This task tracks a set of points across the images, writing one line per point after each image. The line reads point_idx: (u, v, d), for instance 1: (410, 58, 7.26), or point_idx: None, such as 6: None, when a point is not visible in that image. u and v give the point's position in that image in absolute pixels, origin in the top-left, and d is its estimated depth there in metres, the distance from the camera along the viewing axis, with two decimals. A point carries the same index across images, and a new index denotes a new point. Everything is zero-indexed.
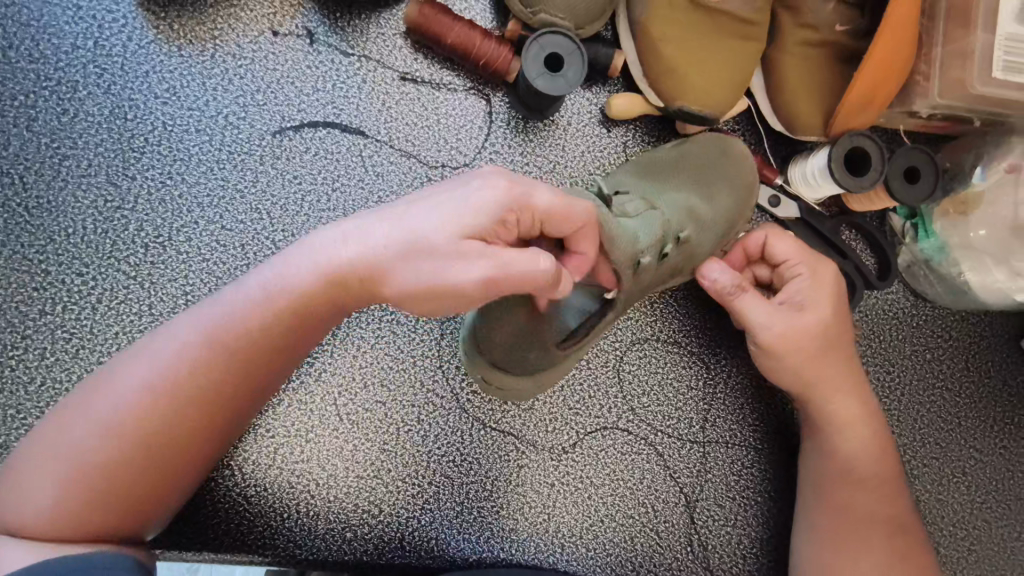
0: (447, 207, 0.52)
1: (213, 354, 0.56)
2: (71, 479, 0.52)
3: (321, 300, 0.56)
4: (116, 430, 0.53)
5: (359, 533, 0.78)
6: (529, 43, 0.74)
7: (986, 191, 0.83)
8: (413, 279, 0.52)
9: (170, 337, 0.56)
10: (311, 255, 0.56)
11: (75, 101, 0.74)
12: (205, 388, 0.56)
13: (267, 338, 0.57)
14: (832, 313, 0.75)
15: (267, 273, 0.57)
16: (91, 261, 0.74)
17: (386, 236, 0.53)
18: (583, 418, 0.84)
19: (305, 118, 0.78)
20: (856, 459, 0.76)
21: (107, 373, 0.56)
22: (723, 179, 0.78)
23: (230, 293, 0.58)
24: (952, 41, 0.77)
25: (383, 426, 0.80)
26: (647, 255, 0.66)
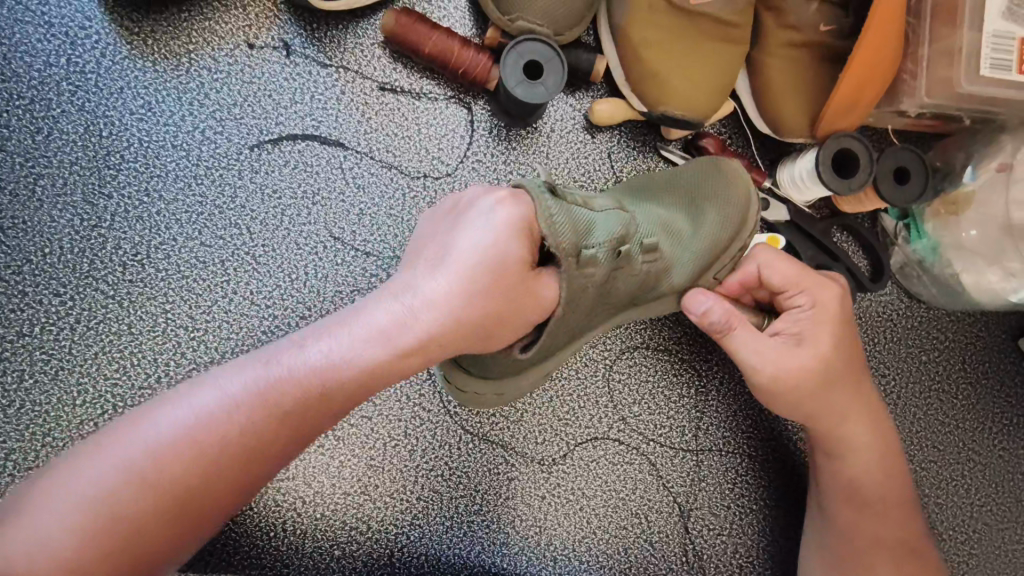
0: (480, 237, 0.54)
1: (266, 401, 0.50)
2: (87, 525, 0.44)
3: (386, 366, 0.52)
4: (148, 482, 0.46)
5: (347, 550, 0.76)
6: (506, 51, 0.72)
7: (978, 190, 0.81)
8: (470, 312, 0.53)
9: (216, 388, 0.50)
10: (373, 305, 0.52)
11: (49, 119, 0.73)
12: (251, 450, 0.49)
13: (325, 402, 0.51)
14: (839, 341, 0.72)
15: (325, 328, 0.53)
16: (68, 281, 0.73)
17: (449, 275, 0.54)
18: (573, 429, 0.82)
19: (283, 131, 0.77)
20: (865, 486, 0.75)
21: (133, 416, 0.49)
22: (710, 198, 0.72)
23: (282, 347, 0.52)
24: (939, 39, 0.76)
25: (370, 441, 0.78)
26: (602, 250, 0.58)
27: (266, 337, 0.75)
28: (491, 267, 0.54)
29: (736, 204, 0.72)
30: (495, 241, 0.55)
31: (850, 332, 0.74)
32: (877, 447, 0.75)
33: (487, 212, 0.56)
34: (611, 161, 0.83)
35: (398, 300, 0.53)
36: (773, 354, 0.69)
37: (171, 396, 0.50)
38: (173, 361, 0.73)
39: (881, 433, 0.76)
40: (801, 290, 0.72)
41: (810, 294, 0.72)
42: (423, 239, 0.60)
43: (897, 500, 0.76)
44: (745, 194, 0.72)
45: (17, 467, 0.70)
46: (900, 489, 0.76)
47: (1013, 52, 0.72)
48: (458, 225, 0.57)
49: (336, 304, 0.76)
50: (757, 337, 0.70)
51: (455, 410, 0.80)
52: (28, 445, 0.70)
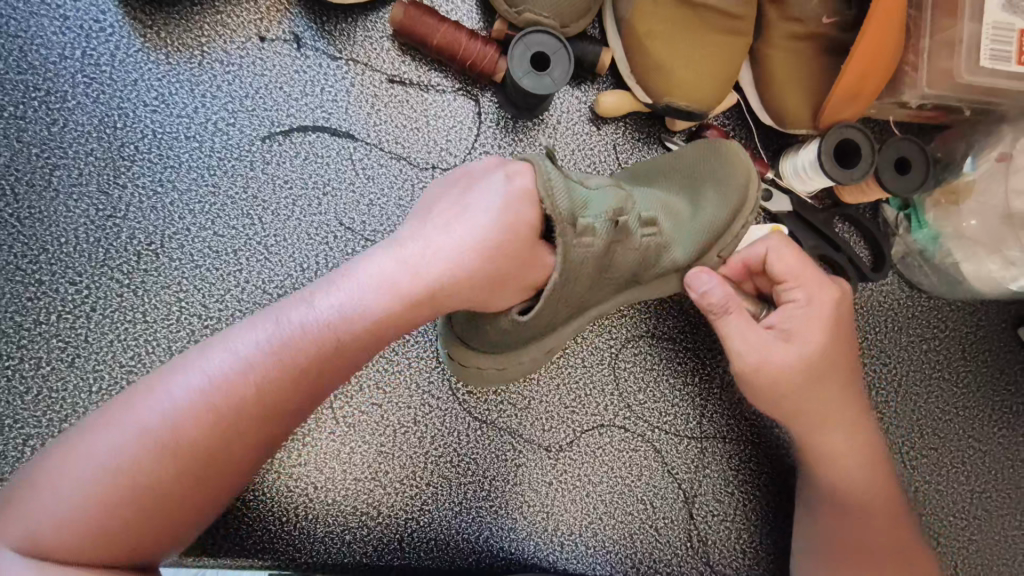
0: (484, 207, 0.56)
1: (276, 360, 0.51)
2: (112, 489, 0.46)
3: (394, 317, 0.54)
4: (167, 442, 0.48)
5: (358, 535, 0.78)
6: (514, 43, 0.74)
7: (978, 180, 0.82)
8: (475, 269, 0.55)
9: (226, 348, 0.51)
10: (381, 272, 0.54)
11: (64, 111, 0.75)
12: (268, 404, 0.51)
13: (337, 355, 0.53)
14: (829, 344, 0.71)
15: (330, 284, 0.55)
16: (84, 270, 0.74)
17: (456, 237, 0.56)
18: (579, 416, 0.83)
19: (294, 122, 0.79)
20: (852, 488, 0.76)
21: (146, 382, 0.51)
22: (710, 180, 0.74)
23: (288, 305, 0.54)
24: (940, 31, 0.77)
25: (380, 428, 0.80)
26: (600, 223, 0.58)
27: None
28: (500, 228, 0.55)
29: (739, 183, 0.72)
30: (500, 205, 0.56)
31: (842, 332, 0.73)
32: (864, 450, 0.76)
33: (496, 186, 0.57)
34: (617, 152, 0.84)
35: (402, 257, 0.55)
36: (756, 355, 0.70)
37: (184, 359, 0.52)
38: (186, 349, 0.75)
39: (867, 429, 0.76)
40: (798, 285, 0.72)
41: (805, 291, 0.71)
42: (427, 202, 0.61)
43: (886, 505, 0.76)
44: (748, 173, 0.72)
45: (35, 452, 0.71)
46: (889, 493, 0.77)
47: (1013, 43, 0.73)
48: (465, 189, 0.59)
49: None
50: (750, 325, 0.70)
51: (463, 398, 0.81)
52: (45, 431, 0.71)
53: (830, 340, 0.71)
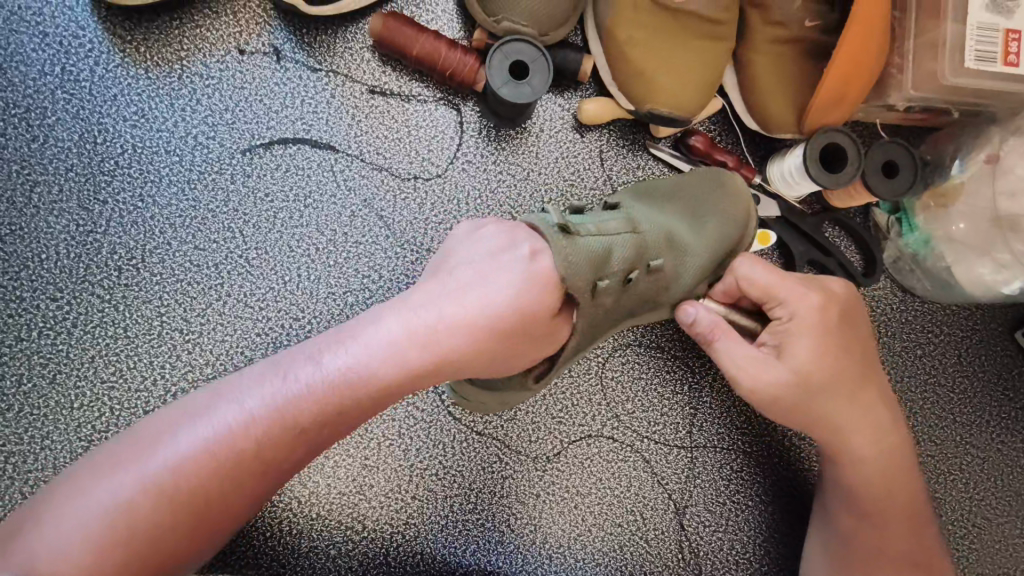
0: (505, 282, 0.55)
1: (282, 421, 0.49)
2: (102, 538, 0.44)
3: (399, 383, 0.52)
4: (165, 493, 0.46)
5: (343, 550, 0.77)
6: (491, 52, 0.73)
7: (967, 182, 0.81)
8: (485, 336, 0.54)
9: (233, 399, 0.50)
10: (397, 338, 0.52)
11: (44, 127, 0.75)
12: (268, 459, 0.50)
13: (340, 414, 0.51)
14: (827, 354, 0.68)
15: (341, 339, 0.53)
16: (65, 286, 0.74)
17: (472, 303, 0.55)
18: (567, 427, 0.83)
19: (275, 135, 0.78)
20: (865, 498, 0.74)
21: (151, 428, 0.49)
22: (713, 214, 0.72)
23: (296, 356, 0.52)
24: (924, 32, 0.76)
25: (364, 442, 0.79)
26: (610, 280, 0.59)
27: (260, 339, 0.76)
28: (517, 306, 0.55)
29: (737, 222, 0.72)
30: (521, 287, 0.55)
31: (840, 337, 0.69)
32: (880, 460, 0.73)
33: (520, 262, 0.57)
34: (601, 160, 0.83)
35: (418, 318, 0.53)
36: (750, 380, 0.68)
37: (190, 406, 0.50)
38: (168, 364, 0.74)
39: (876, 431, 0.72)
40: (781, 300, 0.68)
41: (788, 306, 0.68)
42: (444, 256, 0.61)
43: (906, 511, 0.74)
44: (749, 214, 0.73)
45: (16, 469, 0.71)
46: (908, 499, 0.74)
47: (998, 44, 0.73)
48: (487, 257, 0.58)
49: (329, 305, 0.77)
50: (737, 349, 0.68)
51: (448, 410, 0.81)
52: (26, 448, 0.71)
53: (826, 351, 0.68)
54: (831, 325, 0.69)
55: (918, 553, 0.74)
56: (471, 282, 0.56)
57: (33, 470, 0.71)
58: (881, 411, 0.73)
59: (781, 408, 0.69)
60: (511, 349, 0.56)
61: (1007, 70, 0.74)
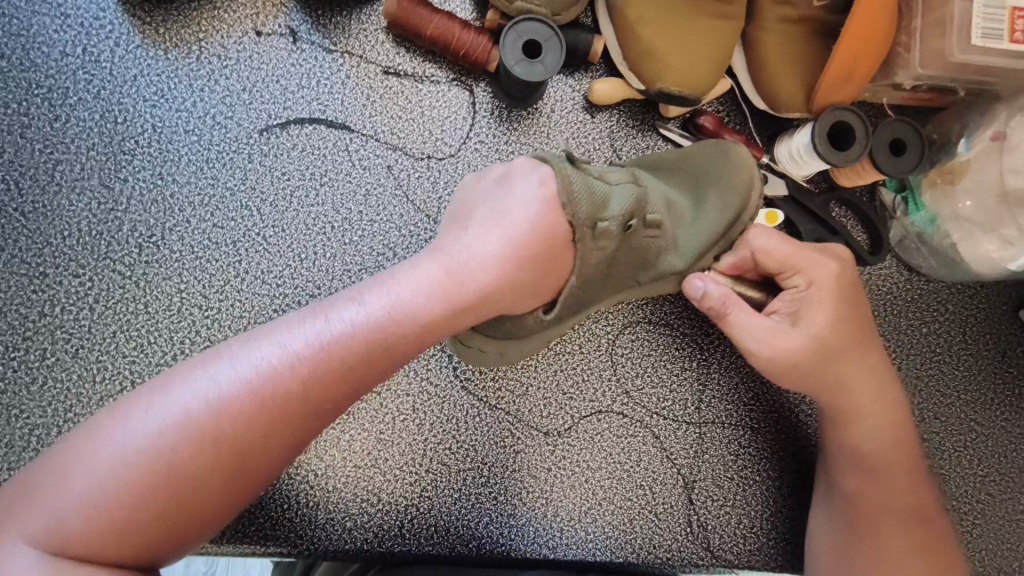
0: (519, 215, 0.58)
1: (328, 359, 0.51)
2: (152, 472, 0.46)
3: (435, 322, 0.55)
4: (212, 430, 0.48)
5: (359, 522, 0.79)
6: (506, 31, 0.74)
7: (973, 160, 0.82)
8: (511, 276, 0.57)
9: (275, 341, 0.52)
10: (427, 276, 0.55)
11: (66, 107, 0.76)
12: (315, 399, 0.51)
13: (383, 354, 0.53)
14: (839, 319, 0.71)
15: (376, 284, 0.55)
16: (87, 262, 0.75)
17: (493, 240, 0.58)
18: (578, 403, 0.84)
19: (291, 115, 0.80)
20: (868, 455, 0.76)
21: (188, 369, 0.50)
22: (716, 183, 0.73)
23: (334, 303, 0.54)
24: (932, 11, 0.77)
25: (379, 416, 0.80)
26: (611, 224, 0.60)
27: (278, 314, 0.77)
28: (533, 238, 0.57)
29: (740, 188, 0.71)
30: (531, 215, 0.57)
31: (852, 307, 0.72)
32: (884, 420, 0.76)
33: (531, 193, 0.59)
34: (612, 140, 0.84)
35: (447, 260, 0.57)
36: (769, 346, 0.70)
37: (229, 347, 0.52)
38: (188, 339, 0.76)
39: (882, 398, 0.75)
40: (797, 270, 0.71)
41: (805, 274, 0.71)
42: (463, 209, 0.63)
43: (907, 470, 0.76)
44: (751, 173, 0.72)
45: (41, 441, 0.72)
46: (909, 458, 0.76)
47: (1005, 21, 0.73)
48: (503, 201, 0.60)
49: (345, 282, 0.79)
50: (751, 319, 0.70)
51: (462, 386, 0.82)
52: (50, 420, 0.73)
53: (839, 316, 0.71)
54: (847, 295, 0.72)
55: (921, 510, 0.76)
56: (485, 223, 0.59)
57: (57, 442, 0.72)
58: (889, 379, 0.76)
59: (794, 371, 0.72)
60: (534, 285, 0.58)
61: (1014, 46, 0.74)
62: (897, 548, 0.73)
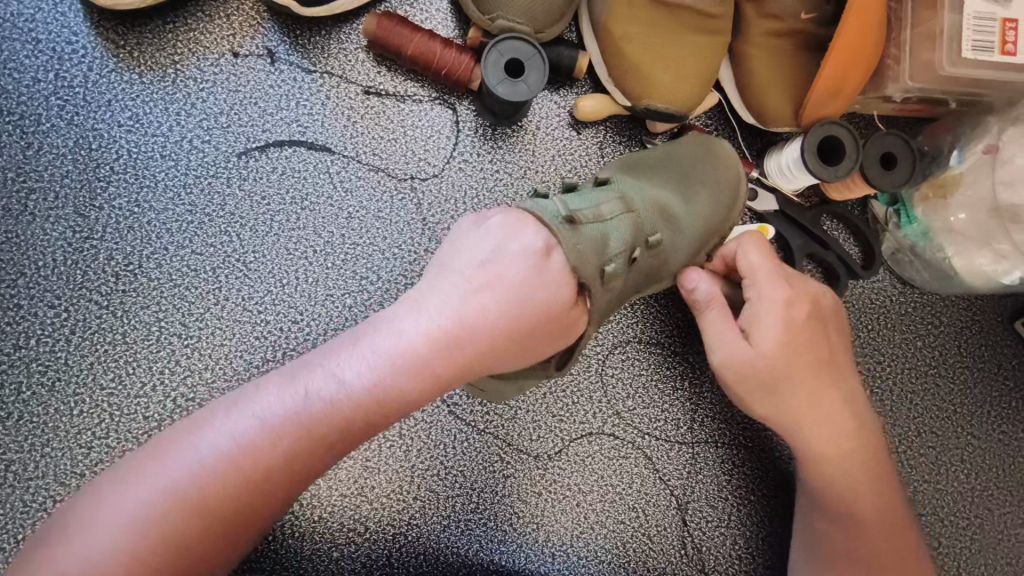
0: (513, 268, 0.53)
1: (309, 433, 0.48)
2: (138, 546, 0.44)
3: (426, 386, 0.50)
4: (192, 505, 0.46)
5: (346, 551, 0.77)
6: (487, 50, 0.73)
7: (965, 173, 0.81)
8: (507, 328, 0.52)
9: (249, 411, 0.49)
10: (408, 336, 0.50)
11: (39, 134, 0.74)
12: (296, 468, 0.49)
13: (365, 425, 0.50)
14: (797, 339, 0.68)
15: (352, 345, 0.51)
16: (63, 293, 0.74)
17: (489, 297, 0.52)
18: (568, 425, 0.82)
19: (270, 138, 0.78)
20: (832, 496, 0.73)
21: (171, 441, 0.49)
22: (701, 181, 0.73)
23: (313, 365, 0.51)
24: (921, 23, 0.76)
25: (365, 443, 0.79)
26: (615, 263, 0.59)
27: (259, 343, 0.75)
28: (530, 297, 0.52)
29: (726, 186, 0.73)
30: (533, 276, 0.53)
31: (810, 325, 0.70)
32: (848, 449, 0.72)
33: (528, 247, 0.54)
34: (599, 155, 0.83)
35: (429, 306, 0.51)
36: (724, 362, 0.69)
37: (213, 410, 0.50)
38: (167, 369, 0.74)
39: (849, 424, 0.72)
40: (756, 282, 0.70)
41: (763, 291, 0.69)
42: (454, 247, 0.57)
43: (874, 501, 0.73)
44: (735, 176, 0.74)
45: (18, 477, 0.71)
46: (873, 501, 0.72)
47: (996, 32, 0.72)
48: (496, 253, 0.54)
49: (328, 307, 0.77)
50: (720, 327, 0.69)
51: (449, 410, 0.80)
52: (26, 455, 0.71)
53: (791, 339, 0.68)
54: (806, 311, 0.70)
55: (887, 553, 0.72)
56: (470, 269, 0.53)
57: (34, 478, 0.71)
58: (854, 395, 0.73)
59: (747, 390, 0.70)
60: (534, 341, 0.54)
61: (1005, 59, 0.73)
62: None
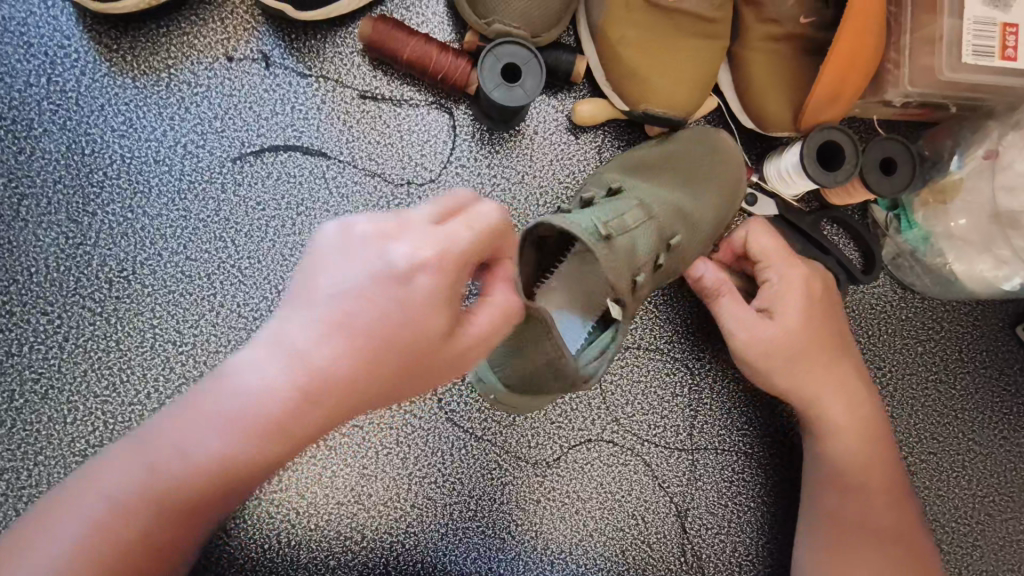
0: (375, 281, 0.43)
1: (198, 471, 0.45)
2: None
3: (303, 415, 0.43)
4: (100, 544, 0.45)
5: (343, 560, 0.76)
6: (484, 55, 0.72)
7: (965, 179, 0.80)
8: (385, 356, 0.44)
9: (143, 450, 0.46)
10: (277, 368, 0.43)
11: (31, 139, 0.74)
12: (198, 498, 0.46)
13: (264, 454, 0.44)
14: (812, 318, 0.73)
15: (225, 375, 0.45)
16: (56, 300, 0.73)
17: (359, 317, 0.43)
18: (566, 432, 0.82)
19: (265, 142, 0.77)
20: (846, 468, 0.74)
21: (90, 474, 0.48)
22: (710, 180, 0.76)
23: (198, 395, 0.45)
24: (921, 27, 0.76)
25: (362, 450, 0.78)
26: (643, 273, 0.64)
27: None
28: (404, 314, 0.44)
29: (732, 184, 0.77)
30: (394, 290, 0.44)
31: (824, 307, 0.75)
32: (860, 433, 0.75)
33: (394, 251, 0.44)
34: (598, 160, 0.82)
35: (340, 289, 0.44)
36: (744, 335, 0.72)
37: (119, 446, 0.48)
38: (162, 376, 0.73)
39: (862, 411, 0.75)
40: (772, 264, 0.74)
41: (780, 270, 0.74)
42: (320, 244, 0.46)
43: (884, 485, 0.74)
44: (738, 171, 0.77)
45: (10, 486, 0.70)
46: (886, 473, 0.75)
47: (996, 38, 0.72)
48: (357, 266, 0.44)
49: None
50: (738, 308, 0.73)
51: (447, 417, 0.80)
52: (19, 464, 0.70)
53: (811, 314, 0.73)
54: (820, 294, 0.74)
55: (900, 528, 0.73)
56: (332, 281, 0.44)
57: (27, 487, 0.70)
58: (867, 384, 0.77)
59: (762, 365, 0.73)
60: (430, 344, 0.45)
61: (1006, 64, 0.73)
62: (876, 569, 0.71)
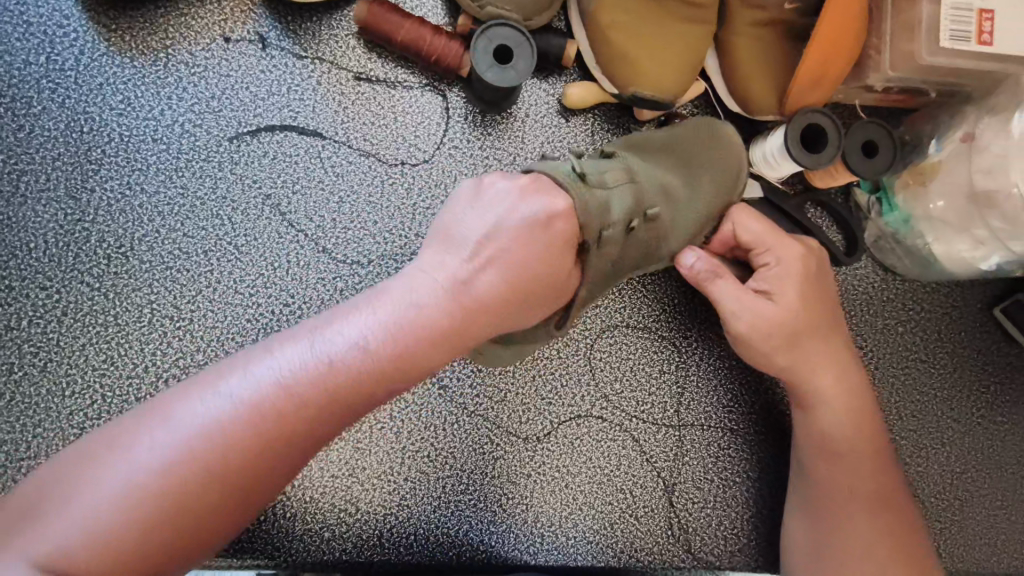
0: (493, 216, 0.58)
1: (314, 391, 0.49)
2: (161, 489, 0.45)
3: (421, 345, 0.52)
4: (206, 467, 0.46)
5: (336, 532, 0.78)
6: (476, 37, 0.74)
7: (944, 160, 0.81)
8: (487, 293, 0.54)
9: (245, 370, 0.49)
10: (386, 312, 0.52)
11: (30, 116, 0.75)
12: (301, 428, 0.49)
13: (367, 392, 0.51)
14: (805, 294, 0.74)
15: (343, 312, 0.52)
16: (55, 275, 0.74)
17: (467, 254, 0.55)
18: (557, 408, 0.84)
19: (262, 122, 0.79)
20: (835, 438, 0.76)
21: (175, 399, 0.49)
22: (707, 167, 0.76)
23: (304, 332, 0.51)
24: (902, 12, 0.78)
25: (356, 424, 0.80)
26: (613, 229, 0.62)
27: (251, 325, 0.76)
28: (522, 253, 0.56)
29: (729, 175, 0.76)
30: (521, 234, 0.56)
31: (815, 285, 0.76)
32: (847, 404, 0.76)
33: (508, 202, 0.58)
34: (588, 143, 0.84)
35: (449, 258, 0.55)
36: (740, 316, 0.73)
37: (209, 375, 0.50)
38: (159, 351, 0.75)
39: (847, 381, 0.77)
40: (768, 248, 0.75)
41: (776, 253, 0.74)
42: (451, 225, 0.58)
43: (870, 453, 0.77)
44: (736, 165, 0.77)
45: (10, 457, 0.71)
46: (873, 441, 0.77)
47: (972, 23, 0.74)
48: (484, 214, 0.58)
49: (319, 290, 0.78)
50: (737, 291, 0.73)
51: (440, 393, 0.82)
52: (18, 436, 0.72)
53: (803, 289, 0.74)
54: (814, 275, 0.76)
55: (884, 493, 0.76)
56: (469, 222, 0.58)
57: (26, 458, 0.71)
58: (854, 354, 0.78)
59: (757, 342, 0.74)
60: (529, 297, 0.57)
61: (981, 49, 0.75)
62: (863, 536, 0.74)
